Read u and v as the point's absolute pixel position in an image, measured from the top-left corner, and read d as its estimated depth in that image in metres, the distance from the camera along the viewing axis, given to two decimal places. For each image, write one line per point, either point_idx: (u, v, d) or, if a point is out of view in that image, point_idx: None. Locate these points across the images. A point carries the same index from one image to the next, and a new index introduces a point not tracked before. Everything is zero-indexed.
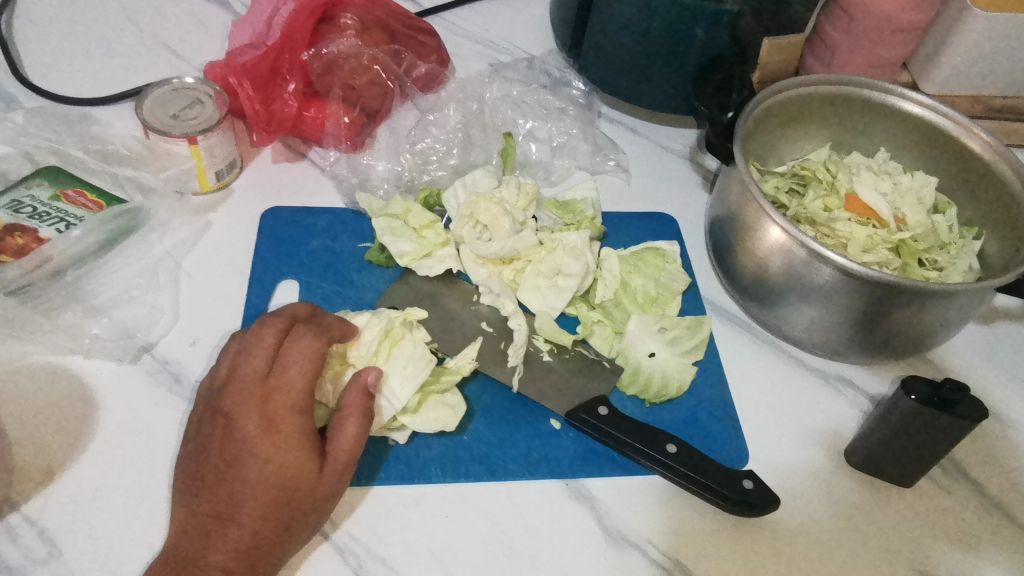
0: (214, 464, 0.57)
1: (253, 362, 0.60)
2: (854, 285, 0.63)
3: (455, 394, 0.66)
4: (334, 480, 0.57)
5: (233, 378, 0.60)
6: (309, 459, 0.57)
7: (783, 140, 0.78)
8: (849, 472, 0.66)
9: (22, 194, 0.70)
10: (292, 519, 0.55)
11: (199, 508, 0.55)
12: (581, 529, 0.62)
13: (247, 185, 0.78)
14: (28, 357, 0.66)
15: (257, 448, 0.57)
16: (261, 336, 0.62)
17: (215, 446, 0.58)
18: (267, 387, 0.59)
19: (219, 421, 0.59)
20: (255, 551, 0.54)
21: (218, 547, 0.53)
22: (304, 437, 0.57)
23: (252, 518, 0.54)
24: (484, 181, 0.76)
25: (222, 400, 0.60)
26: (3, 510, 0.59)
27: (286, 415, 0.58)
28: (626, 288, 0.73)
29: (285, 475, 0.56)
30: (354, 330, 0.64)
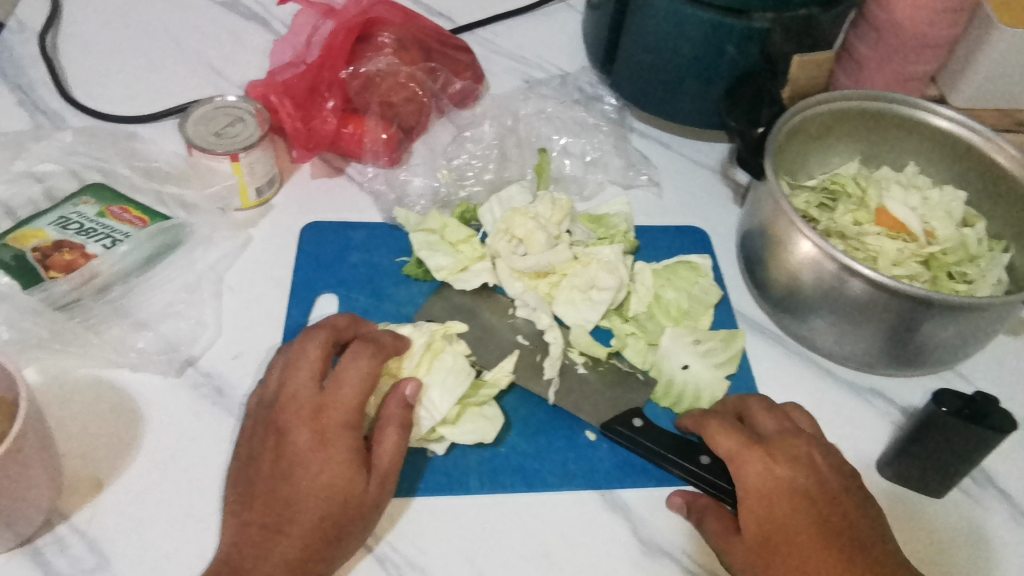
0: (265, 476, 0.58)
1: (301, 376, 0.62)
2: (887, 298, 0.64)
3: (493, 407, 0.67)
4: (379, 490, 0.59)
5: (282, 391, 0.62)
6: (356, 471, 0.58)
7: (813, 155, 0.79)
8: (880, 484, 0.67)
9: (69, 211, 0.72)
10: (341, 530, 0.57)
11: (251, 520, 0.57)
12: (617, 539, 0.63)
13: (287, 200, 0.80)
14: (75, 369, 0.67)
15: (307, 460, 0.58)
16: (308, 350, 0.63)
17: (266, 458, 0.60)
18: (317, 399, 0.60)
19: (271, 435, 0.60)
20: (306, 563, 0.55)
21: (268, 558, 0.55)
22: (352, 449, 0.59)
23: (302, 531, 0.56)
24: (520, 197, 0.78)
25: (273, 413, 0.61)
26: (53, 521, 0.60)
27: (335, 428, 0.59)
28: (659, 301, 0.75)
29: (334, 489, 0.57)
30: (402, 341, 0.66)
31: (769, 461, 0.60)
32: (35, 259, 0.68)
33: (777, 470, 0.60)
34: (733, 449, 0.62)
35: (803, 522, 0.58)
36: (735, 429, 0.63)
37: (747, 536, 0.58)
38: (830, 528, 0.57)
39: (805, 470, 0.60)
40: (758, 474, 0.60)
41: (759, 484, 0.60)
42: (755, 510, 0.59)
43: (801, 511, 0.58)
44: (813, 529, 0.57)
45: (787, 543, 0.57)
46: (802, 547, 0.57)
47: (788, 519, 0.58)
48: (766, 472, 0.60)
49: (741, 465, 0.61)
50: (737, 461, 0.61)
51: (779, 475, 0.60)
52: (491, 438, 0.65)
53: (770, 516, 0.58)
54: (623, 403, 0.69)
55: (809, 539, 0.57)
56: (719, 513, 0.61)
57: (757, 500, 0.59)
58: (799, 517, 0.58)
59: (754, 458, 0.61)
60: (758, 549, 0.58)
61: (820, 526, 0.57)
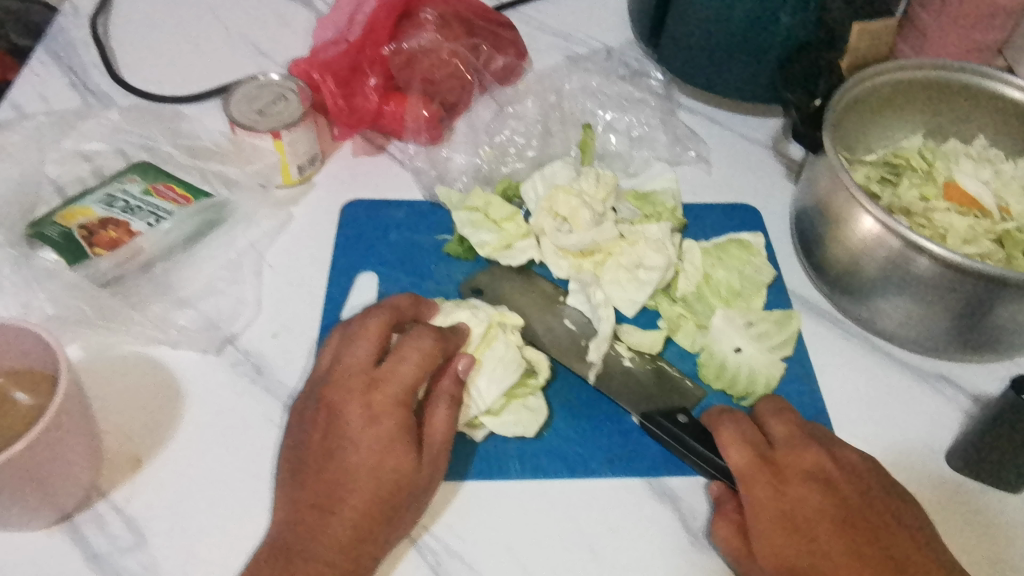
0: (317, 453, 0.57)
1: (357, 352, 0.60)
2: (956, 279, 0.59)
3: (537, 399, 0.65)
4: (431, 469, 0.57)
5: (335, 368, 0.61)
6: (408, 450, 0.56)
7: (873, 128, 0.75)
8: (950, 475, 0.62)
9: (116, 189, 0.73)
10: (393, 510, 0.55)
11: (301, 499, 0.55)
12: (663, 530, 0.60)
13: (329, 178, 0.79)
14: (119, 347, 0.67)
15: (358, 437, 0.56)
16: (365, 327, 0.62)
17: (317, 435, 0.58)
18: (372, 375, 0.59)
19: (323, 410, 0.59)
20: (356, 544, 0.53)
21: (322, 539, 0.53)
22: (404, 426, 0.57)
23: (352, 511, 0.54)
24: (563, 173, 0.75)
25: (325, 390, 0.60)
26: (92, 498, 0.60)
27: (389, 404, 0.57)
28: (709, 281, 0.71)
29: (383, 468, 0.55)
30: (459, 332, 0.64)
31: (777, 483, 0.56)
32: (81, 237, 0.68)
33: (786, 491, 0.55)
34: (739, 468, 0.57)
35: (827, 550, 0.52)
36: (747, 443, 0.58)
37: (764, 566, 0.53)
38: (857, 555, 0.52)
39: (820, 490, 0.55)
40: (766, 499, 0.55)
41: (769, 508, 0.54)
42: (768, 539, 0.54)
43: (820, 536, 0.53)
44: (838, 557, 0.52)
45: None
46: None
47: (807, 545, 0.53)
48: (776, 495, 0.55)
49: (747, 487, 0.56)
50: (744, 482, 0.56)
51: (787, 498, 0.55)
52: (534, 432, 0.63)
53: (788, 543, 0.53)
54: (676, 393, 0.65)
55: (834, 568, 0.51)
56: (735, 528, 0.56)
57: (769, 527, 0.54)
58: (817, 544, 0.53)
59: (758, 480, 0.56)
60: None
61: (846, 553, 0.52)
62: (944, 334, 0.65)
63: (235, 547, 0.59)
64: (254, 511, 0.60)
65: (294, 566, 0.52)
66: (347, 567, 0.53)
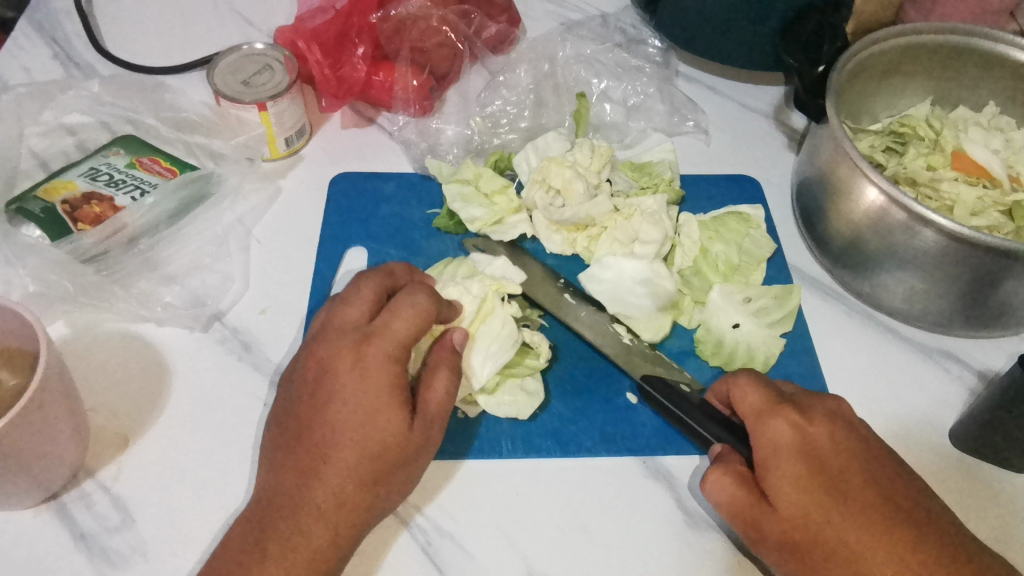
0: (303, 414, 0.54)
1: (350, 311, 0.57)
2: (963, 252, 0.57)
3: (534, 379, 0.63)
4: (425, 434, 0.54)
5: (326, 326, 0.58)
6: (400, 411, 0.53)
7: (879, 96, 0.72)
8: (954, 455, 0.60)
9: (99, 162, 0.71)
10: (382, 477, 0.53)
11: (287, 460, 0.53)
12: (659, 510, 0.58)
13: (318, 152, 0.78)
14: (105, 324, 0.65)
15: (348, 393, 0.53)
16: (359, 287, 0.59)
17: (305, 394, 0.55)
18: (364, 332, 0.55)
19: (311, 368, 0.56)
20: (344, 508, 0.51)
21: (307, 503, 0.51)
22: (397, 387, 0.54)
23: (339, 474, 0.52)
24: (557, 144, 0.74)
25: (315, 348, 0.57)
26: (79, 477, 0.58)
27: (380, 362, 0.54)
28: (706, 254, 0.69)
29: (373, 428, 0.53)
30: (454, 305, 0.61)
31: (801, 421, 0.52)
32: (63, 211, 0.67)
33: (811, 431, 0.52)
34: (759, 407, 0.53)
35: (851, 493, 0.49)
36: (767, 385, 0.54)
37: (781, 509, 0.49)
38: (881, 500, 0.49)
39: (843, 434, 0.52)
40: (789, 438, 0.51)
41: (792, 448, 0.51)
42: (790, 479, 0.50)
43: (844, 479, 0.50)
44: (862, 501, 0.49)
45: (828, 518, 0.48)
46: (847, 522, 0.48)
47: (832, 487, 0.49)
48: (798, 433, 0.51)
49: (768, 426, 0.52)
50: (765, 420, 0.52)
51: (812, 437, 0.51)
52: (527, 413, 0.61)
53: (810, 482, 0.50)
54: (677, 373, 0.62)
55: (858, 512, 0.49)
56: (738, 481, 0.51)
57: (792, 468, 0.50)
58: (840, 487, 0.50)
59: (781, 418, 0.52)
60: (795, 525, 0.49)
61: (870, 497, 0.49)
62: (950, 309, 0.63)
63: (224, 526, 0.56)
64: (244, 490, 0.58)
65: (270, 540, 0.51)
66: (329, 537, 0.51)
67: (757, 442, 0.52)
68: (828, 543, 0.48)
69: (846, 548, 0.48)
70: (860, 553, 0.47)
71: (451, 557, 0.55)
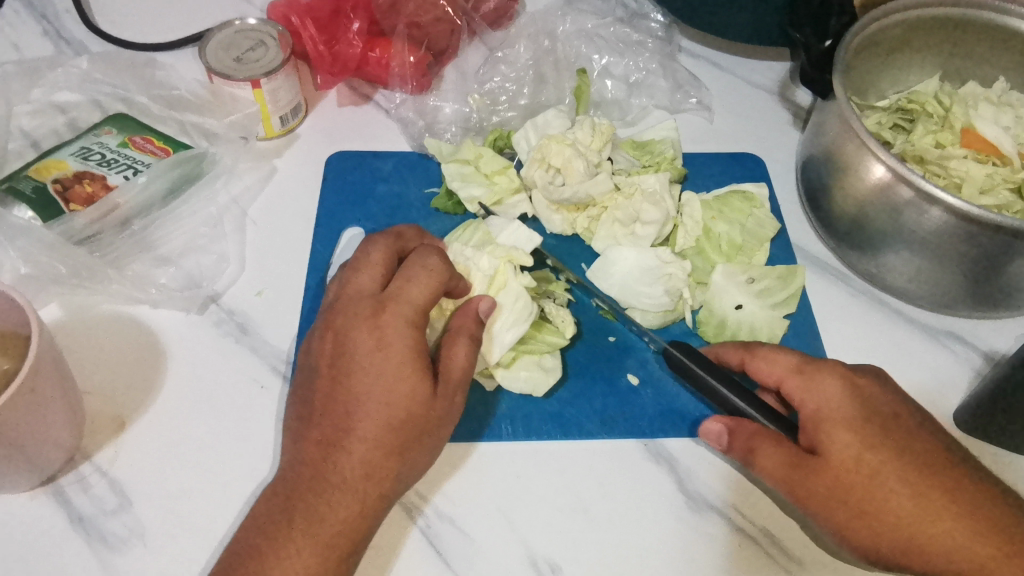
0: (322, 384, 0.54)
1: (363, 279, 0.57)
2: (970, 231, 0.56)
3: (553, 356, 0.62)
4: (448, 403, 0.53)
5: (340, 296, 0.57)
6: (420, 379, 0.52)
7: (886, 71, 0.71)
8: (959, 437, 0.59)
9: (91, 142, 0.70)
10: (407, 447, 0.52)
11: (310, 432, 0.52)
12: (660, 492, 0.57)
13: (314, 130, 0.77)
14: (100, 306, 0.65)
15: (367, 362, 0.53)
16: (371, 254, 0.59)
17: (323, 366, 0.55)
18: (378, 300, 0.55)
19: (329, 338, 0.55)
20: (370, 480, 0.51)
21: (334, 474, 0.50)
22: (416, 351, 0.53)
23: (364, 442, 0.51)
24: (557, 122, 0.72)
25: (329, 318, 0.56)
26: (75, 460, 0.57)
27: (397, 327, 0.54)
28: (710, 235, 0.68)
29: (395, 396, 0.52)
30: (464, 278, 0.60)
31: (851, 374, 0.51)
32: (55, 192, 0.66)
33: (861, 383, 0.51)
34: (806, 362, 0.52)
35: (906, 443, 0.49)
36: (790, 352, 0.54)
37: (835, 461, 0.48)
38: (933, 449, 0.49)
39: (889, 388, 0.52)
40: (842, 390, 0.50)
41: (847, 400, 0.50)
42: (847, 430, 0.48)
43: (899, 429, 0.49)
44: (917, 451, 0.49)
45: (885, 468, 0.48)
46: (902, 473, 0.48)
47: (887, 438, 0.49)
48: (849, 386, 0.51)
49: (820, 379, 0.51)
50: (816, 373, 0.51)
51: (863, 390, 0.51)
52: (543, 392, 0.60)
53: (865, 433, 0.49)
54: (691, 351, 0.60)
55: (914, 462, 0.48)
56: (774, 442, 0.50)
57: (849, 419, 0.49)
58: (895, 437, 0.49)
59: (831, 373, 0.51)
60: (851, 476, 0.48)
61: (923, 447, 0.49)
62: (956, 290, 0.62)
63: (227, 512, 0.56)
64: (245, 474, 0.58)
65: (297, 510, 0.50)
66: (357, 509, 0.50)
67: (806, 396, 0.51)
68: (886, 492, 0.47)
69: (906, 497, 0.47)
70: (918, 502, 0.47)
71: (450, 540, 0.55)
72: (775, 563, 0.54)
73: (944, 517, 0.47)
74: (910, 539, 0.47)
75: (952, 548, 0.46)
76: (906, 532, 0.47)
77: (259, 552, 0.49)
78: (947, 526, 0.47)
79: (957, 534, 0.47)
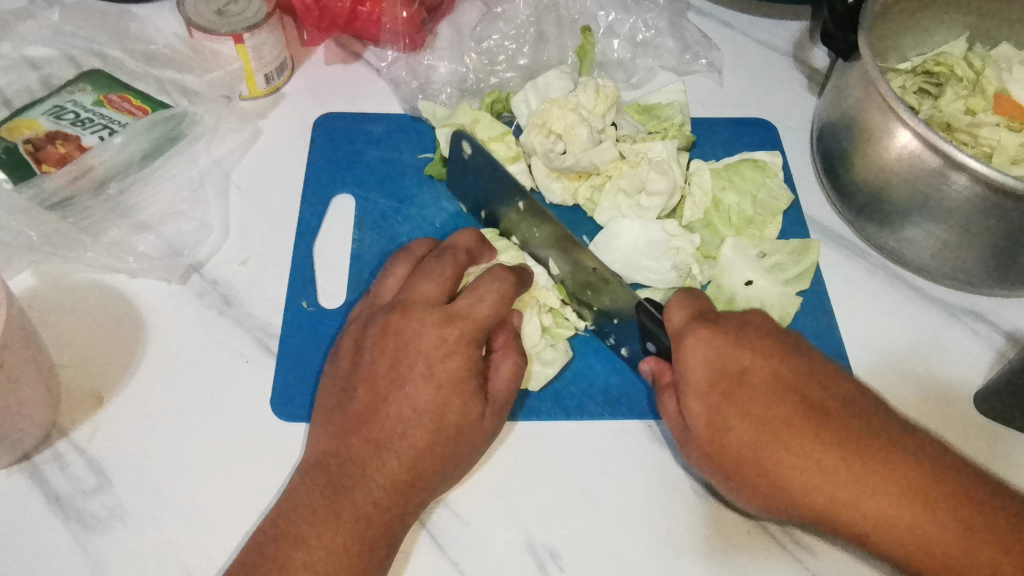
0: (376, 382, 0.51)
1: (428, 287, 0.54)
2: (1001, 203, 0.52)
3: (554, 349, 0.58)
4: (495, 421, 0.52)
5: (402, 300, 0.54)
6: (474, 399, 0.51)
7: (911, 33, 0.66)
8: (979, 422, 0.57)
9: (64, 99, 0.66)
10: (450, 458, 0.50)
11: (345, 427, 0.50)
12: (666, 474, 0.55)
13: (301, 89, 0.73)
14: (76, 275, 0.61)
15: (426, 370, 0.51)
16: (440, 263, 0.56)
17: (380, 364, 0.52)
18: (447, 312, 0.53)
19: (389, 337, 0.53)
20: (410, 488, 0.49)
21: (377, 477, 0.48)
22: (472, 371, 0.51)
23: (412, 451, 0.49)
24: (559, 84, 0.67)
25: (389, 320, 0.54)
26: (52, 437, 0.54)
27: (462, 347, 0.52)
28: (719, 206, 0.64)
29: (449, 412, 0.50)
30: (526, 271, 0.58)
31: (711, 335, 0.49)
32: (26, 152, 0.62)
33: (719, 342, 0.49)
34: (679, 327, 0.50)
35: (753, 396, 0.48)
36: (692, 303, 0.52)
37: (697, 431, 0.48)
38: (784, 395, 0.48)
39: (749, 338, 0.50)
40: (702, 356, 0.49)
41: (703, 366, 0.48)
42: (700, 396, 0.48)
43: (747, 382, 0.48)
44: (765, 401, 0.48)
45: (737, 428, 0.47)
46: (750, 427, 0.47)
47: (736, 394, 0.48)
48: (709, 347, 0.49)
49: (683, 346, 0.49)
50: (679, 343, 0.49)
51: (722, 349, 0.49)
52: (536, 387, 0.57)
53: (716, 394, 0.48)
54: (626, 316, 0.55)
55: (763, 419, 0.47)
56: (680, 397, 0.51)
57: (704, 384, 0.48)
58: (744, 392, 0.48)
59: (693, 336, 0.49)
60: (707, 443, 0.48)
61: (774, 394, 0.48)
62: (981, 266, 0.58)
63: (222, 495, 0.53)
64: (233, 454, 0.55)
65: (343, 505, 0.47)
66: (393, 512, 0.48)
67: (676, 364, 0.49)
68: (737, 452, 0.47)
69: (759, 449, 0.47)
70: (770, 450, 0.47)
71: (449, 528, 0.52)
72: (787, 552, 0.52)
73: (797, 465, 0.46)
74: (766, 489, 0.47)
75: (807, 489, 0.46)
76: (762, 482, 0.47)
77: (288, 539, 0.47)
78: (799, 472, 0.46)
79: (812, 474, 0.46)
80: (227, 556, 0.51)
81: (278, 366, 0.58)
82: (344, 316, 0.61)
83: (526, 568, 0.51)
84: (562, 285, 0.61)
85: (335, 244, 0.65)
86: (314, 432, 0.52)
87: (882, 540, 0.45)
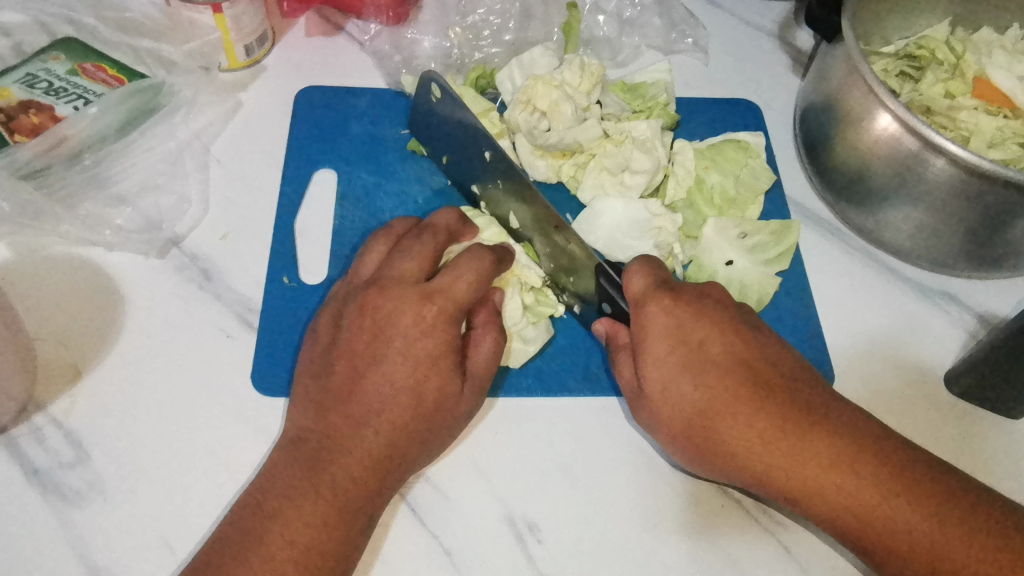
0: (354, 360, 0.51)
1: (407, 264, 0.54)
2: (977, 186, 0.53)
3: (536, 327, 0.59)
4: (474, 397, 0.52)
5: (381, 277, 0.54)
6: (452, 375, 0.51)
7: (893, 16, 0.68)
8: (951, 402, 0.58)
9: (37, 67, 0.64)
10: (429, 433, 0.51)
11: (325, 403, 0.50)
12: (645, 450, 0.55)
13: (281, 61, 0.72)
14: (50, 248, 0.60)
15: (404, 347, 0.51)
16: (419, 241, 0.56)
17: (359, 340, 0.52)
18: (425, 289, 0.53)
19: (366, 316, 0.53)
20: (386, 463, 0.49)
21: (354, 454, 0.48)
22: (451, 349, 0.51)
23: (389, 427, 0.49)
24: (544, 61, 0.67)
25: (367, 296, 0.54)
26: (28, 411, 0.54)
27: (440, 323, 0.52)
28: (701, 185, 0.64)
29: (426, 388, 0.50)
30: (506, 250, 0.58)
31: (670, 302, 0.52)
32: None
33: (678, 310, 0.51)
34: (639, 294, 0.52)
35: (710, 367, 0.50)
36: (653, 268, 0.53)
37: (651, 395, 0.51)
38: (742, 371, 0.50)
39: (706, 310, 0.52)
40: (662, 322, 0.51)
41: (660, 333, 0.51)
42: (659, 364, 0.50)
43: (704, 352, 0.50)
44: (723, 375, 0.50)
45: (692, 393, 0.49)
46: (704, 395, 0.49)
47: (694, 360, 0.50)
48: (668, 314, 0.51)
49: (641, 313, 0.52)
50: (638, 309, 0.52)
51: (680, 319, 0.51)
52: (516, 363, 0.57)
53: (671, 364, 0.50)
54: (586, 283, 0.56)
55: (718, 385, 0.49)
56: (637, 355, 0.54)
57: (662, 352, 0.50)
58: (700, 360, 0.50)
59: (652, 304, 0.52)
60: (661, 408, 0.50)
61: (731, 368, 0.50)
62: (957, 247, 0.59)
63: (203, 469, 0.53)
64: (213, 429, 0.55)
65: (323, 480, 0.48)
66: (371, 487, 0.48)
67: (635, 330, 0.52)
68: (693, 419, 0.49)
69: (715, 417, 0.49)
70: (724, 421, 0.49)
71: (430, 503, 0.52)
72: (760, 525, 0.53)
73: (749, 430, 0.48)
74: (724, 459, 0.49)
75: (766, 462, 0.48)
76: (716, 454, 0.49)
77: (267, 511, 0.47)
78: (754, 440, 0.48)
79: (771, 446, 0.48)
80: (208, 530, 0.51)
81: (257, 341, 0.58)
82: (326, 292, 0.61)
83: (505, 542, 0.52)
84: (528, 243, 0.62)
85: (316, 219, 0.64)
86: (295, 408, 0.52)
87: (845, 520, 0.46)
